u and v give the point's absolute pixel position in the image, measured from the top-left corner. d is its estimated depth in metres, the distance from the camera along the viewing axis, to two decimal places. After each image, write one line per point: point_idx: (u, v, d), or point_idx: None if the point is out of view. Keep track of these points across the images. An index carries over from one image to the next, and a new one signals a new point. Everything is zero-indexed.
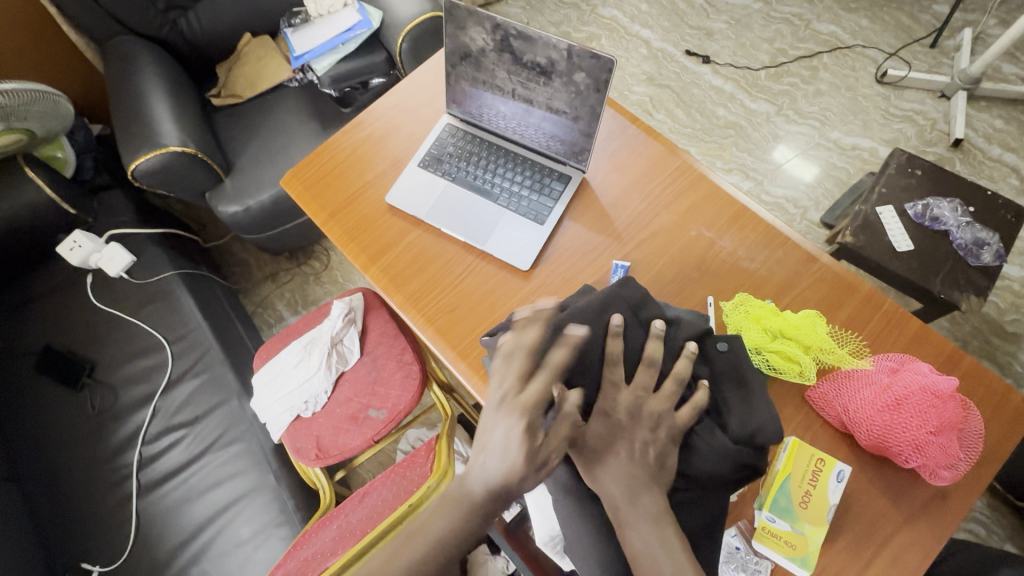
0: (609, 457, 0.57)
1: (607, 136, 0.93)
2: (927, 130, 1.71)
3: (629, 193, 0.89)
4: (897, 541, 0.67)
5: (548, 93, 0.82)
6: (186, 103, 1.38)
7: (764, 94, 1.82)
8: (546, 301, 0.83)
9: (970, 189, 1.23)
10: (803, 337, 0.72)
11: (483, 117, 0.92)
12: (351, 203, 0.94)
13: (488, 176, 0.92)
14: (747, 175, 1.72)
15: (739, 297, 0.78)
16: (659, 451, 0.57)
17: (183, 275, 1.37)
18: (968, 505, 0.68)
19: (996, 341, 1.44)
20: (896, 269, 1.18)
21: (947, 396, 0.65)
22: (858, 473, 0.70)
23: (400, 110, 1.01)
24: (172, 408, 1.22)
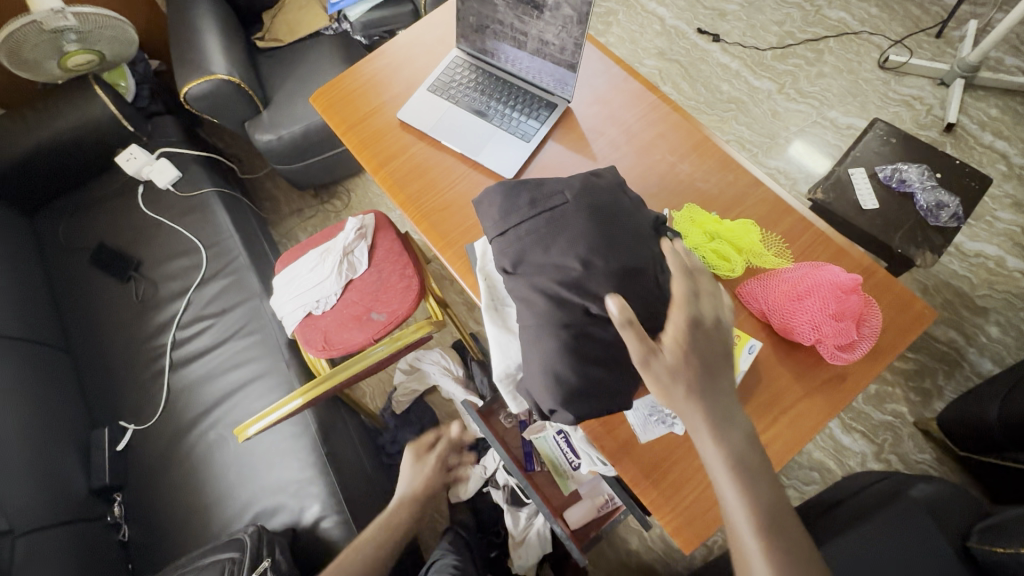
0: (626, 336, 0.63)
1: (592, 73, 1.06)
2: (922, 115, 1.78)
3: (607, 122, 1.02)
4: (795, 409, 0.79)
5: (540, 26, 0.94)
6: (234, 40, 1.55)
7: (768, 72, 1.91)
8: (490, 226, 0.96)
9: (940, 158, 1.32)
10: (736, 239, 0.85)
11: (486, 50, 1.06)
12: (367, 118, 1.09)
13: (486, 102, 1.06)
14: (743, 146, 1.81)
15: (686, 214, 0.89)
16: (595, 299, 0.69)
17: (220, 193, 1.55)
18: (862, 385, 0.79)
19: (964, 311, 1.53)
20: (860, 224, 1.28)
21: (849, 289, 0.77)
22: (773, 355, 0.81)
23: (414, 45, 1.15)
24: (201, 302, 1.41)
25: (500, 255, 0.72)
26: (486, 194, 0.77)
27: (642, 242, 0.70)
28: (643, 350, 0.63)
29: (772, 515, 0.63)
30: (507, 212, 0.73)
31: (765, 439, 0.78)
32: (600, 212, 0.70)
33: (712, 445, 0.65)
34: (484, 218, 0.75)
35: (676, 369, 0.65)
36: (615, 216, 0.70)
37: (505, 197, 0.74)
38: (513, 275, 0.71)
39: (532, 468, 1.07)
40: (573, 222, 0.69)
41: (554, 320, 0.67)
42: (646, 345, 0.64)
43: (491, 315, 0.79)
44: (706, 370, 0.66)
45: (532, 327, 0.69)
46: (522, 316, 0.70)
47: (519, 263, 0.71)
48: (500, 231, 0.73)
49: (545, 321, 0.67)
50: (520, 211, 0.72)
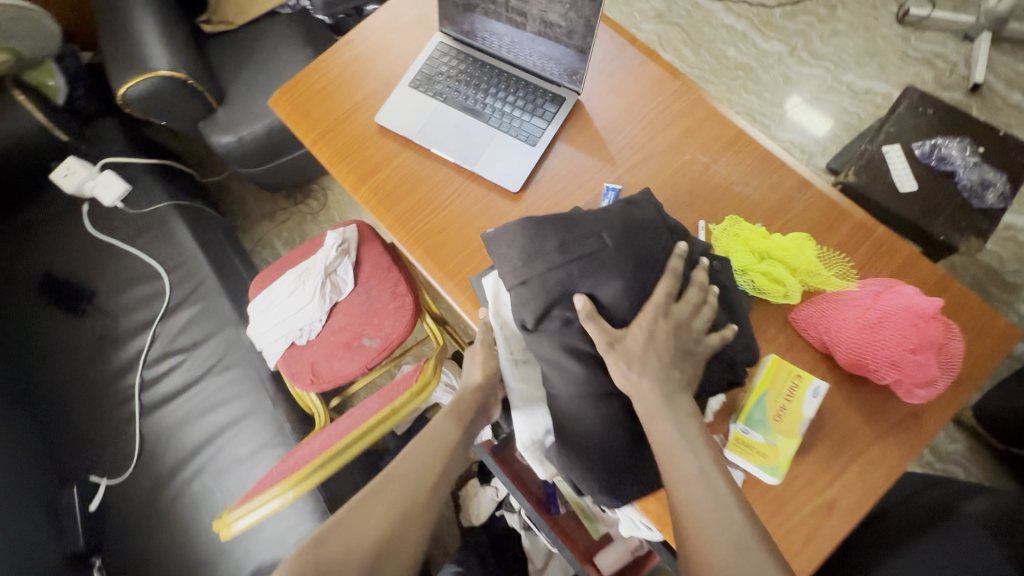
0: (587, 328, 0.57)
1: (604, 56, 0.90)
2: (945, 74, 1.63)
3: (624, 116, 0.87)
4: (866, 456, 0.68)
5: (545, 4, 0.78)
6: (175, 27, 1.33)
7: (777, 33, 1.74)
8: None
9: (981, 130, 1.19)
10: (791, 259, 0.72)
11: (476, 35, 0.89)
12: (341, 122, 0.92)
13: (480, 97, 0.89)
14: (754, 119, 1.66)
15: (729, 229, 0.76)
16: (644, 361, 0.57)
17: (179, 206, 1.37)
18: (940, 423, 0.69)
19: (994, 290, 1.44)
20: (897, 209, 1.15)
21: (929, 316, 0.65)
22: (836, 392, 0.71)
23: (389, 29, 0.97)
24: (169, 334, 1.25)
25: (520, 309, 0.60)
26: (501, 231, 0.63)
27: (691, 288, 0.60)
28: (605, 337, 0.57)
29: (709, 484, 0.52)
30: (531, 256, 0.60)
31: (833, 491, 0.67)
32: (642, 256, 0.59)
33: (669, 422, 0.55)
34: (500, 261, 0.62)
35: (635, 354, 0.57)
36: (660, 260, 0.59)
37: (529, 237, 0.61)
38: (536, 334, 0.60)
39: (557, 510, 0.98)
40: (609, 269, 0.59)
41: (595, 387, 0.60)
42: (611, 332, 0.58)
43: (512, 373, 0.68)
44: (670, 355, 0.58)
45: (574, 396, 0.61)
46: (556, 382, 0.61)
47: (544, 318, 0.60)
48: (523, 279, 0.61)
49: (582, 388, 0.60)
50: (548, 256, 0.60)
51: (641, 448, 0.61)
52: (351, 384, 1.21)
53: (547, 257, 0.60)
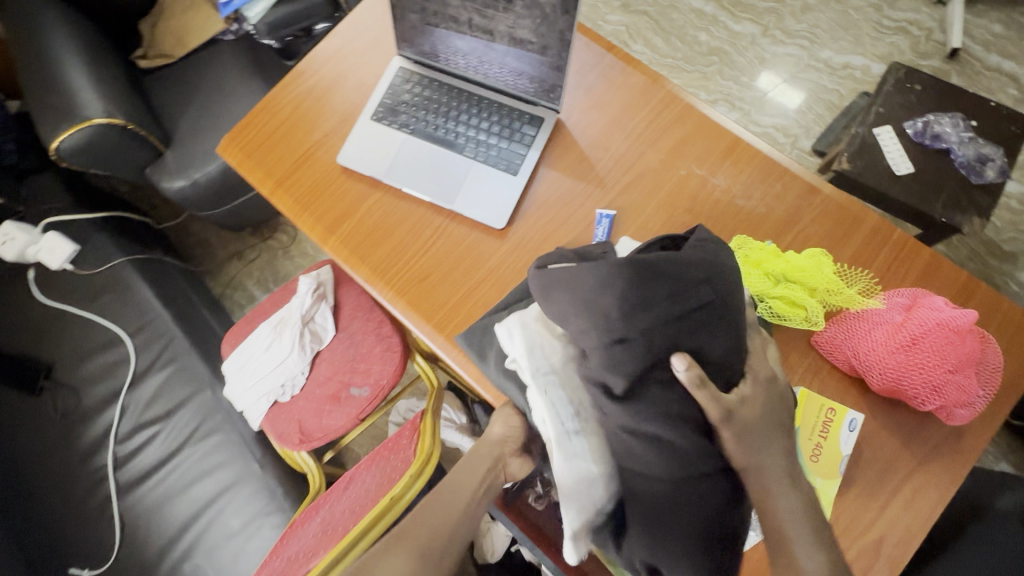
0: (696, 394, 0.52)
1: (580, 67, 0.83)
2: (921, 42, 1.59)
3: (610, 132, 0.80)
4: (910, 485, 0.63)
5: (517, 20, 0.69)
6: (108, 67, 1.22)
7: (748, 14, 1.68)
8: (495, 297, 0.74)
9: (971, 102, 1.15)
10: (809, 279, 0.66)
11: (440, 56, 0.80)
12: (301, 166, 0.83)
13: (451, 125, 0.81)
14: (733, 105, 1.60)
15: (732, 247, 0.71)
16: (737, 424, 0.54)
17: (135, 262, 1.27)
18: (982, 441, 0.64)
19: (992, 262, 1.41)
20: (896, 193, 1.10)
21: (965, 330, 0.60)
22: (871, 418, 0.66)
23: (343, 55, 0.87)
24: (141, 404, 1.16)
25: (610, 375, 0.52)
26: (588, 274, 0.53)
27: (717, 335, 0.54)
28: (719, 404, 0.52)
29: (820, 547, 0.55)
30: (635, 311, 0.51)
31: (880, 529, 0.62)
32: (662, 309, 0.52)
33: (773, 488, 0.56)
34: (594, 313, 0.52)
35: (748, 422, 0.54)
36: (683, 310, 0.52)
37: (633, 285, 0.51)
38: (629, 402, 0.52)
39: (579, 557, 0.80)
40: (632, 325, 0.51)
41: (696, 467, 0.53)
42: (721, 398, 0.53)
43: (573, 441, 0.56)
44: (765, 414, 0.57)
45: (648, 470, 0.53)
46: (641, 457, 0.53)
47: (639, 385, 0.52)
48: (619, 339, 0.51)
49: (682, 468, 0.53)
50: (652, 309, 0.51)
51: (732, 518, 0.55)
52: (343, 437, 1.13)
53: (649, 309, 0.51)
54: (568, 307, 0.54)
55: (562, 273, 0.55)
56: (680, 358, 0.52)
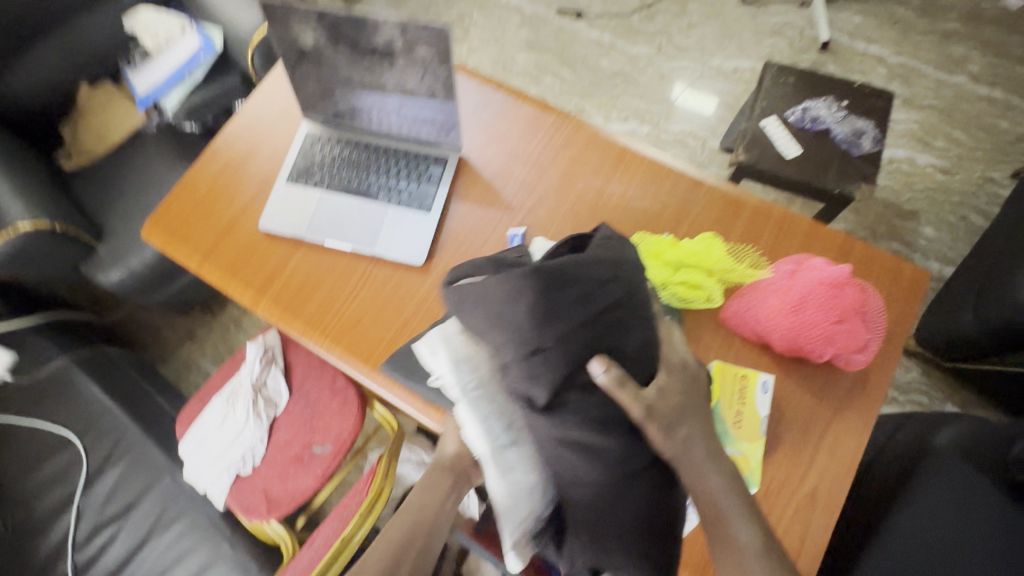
0: (619, 391, 0.53)
1: (476, 107, 0.90)
2: (796, 39, 1.77)
3: (510, 160, 0.86)
4: (830, 435, 0.68)
5: (404, 75, 0.76)
6: (32, 172, 1.23)
7: (641, 36, 1.83)
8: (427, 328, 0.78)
9: (839, 86, 1.29)
10: (702, 262, 0.72)
11: (343, 116, 0.86)
12: (225, 236, 0.86)
13: (363, 176, 0.86)
14: (643, 119, 1.73)
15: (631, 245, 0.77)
16: (660, 416, 0.56)
17: (79, 359, 1.25)
18: (884, 381, 0.70)
19: (897, 222, 1.53)
20: (791, 175, 1.21)
21: (844, 284, 0.66)
22: (784, 379, 0.71)
23: (255, 128, 0.92)
24: (98, 505, 1.12)
25: (535, 387, 0.53)
26: (501, 284, 0.55)
27: (630, 329, 0.57)
28: (641, 401, 0.54)
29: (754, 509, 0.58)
30: (549, 317, 0.53)
31: (810, 480, 0.66)
32: (572, 310, 0.54)
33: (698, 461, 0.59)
34: (512, 325, 0.54)
35: (670, 413, 0.57)
36: (588, 306, 0.55)
37: (545, 295, 0.54)
38: (554, 412, 0.53)
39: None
40: (544, 329, 0.53)
41: (632, 470, 0.56)
42: (642, 395, 0.55)
43: (511, 458, 0.58)
44: (685, 397, 0.60)
45: (578, 475, 0.55)
46: (573, 463, 0.54)
47: (562, 392, 0.53)
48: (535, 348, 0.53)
49: (620, 465, 0.55)
50: (564, 315, 0.54)
51: (666, 507, 0.58)
52: (314, 498, 1.11)
53: (561, 316, 0.54)
54: (484, 320, 0.55)
55: (477, 289, 0.56)
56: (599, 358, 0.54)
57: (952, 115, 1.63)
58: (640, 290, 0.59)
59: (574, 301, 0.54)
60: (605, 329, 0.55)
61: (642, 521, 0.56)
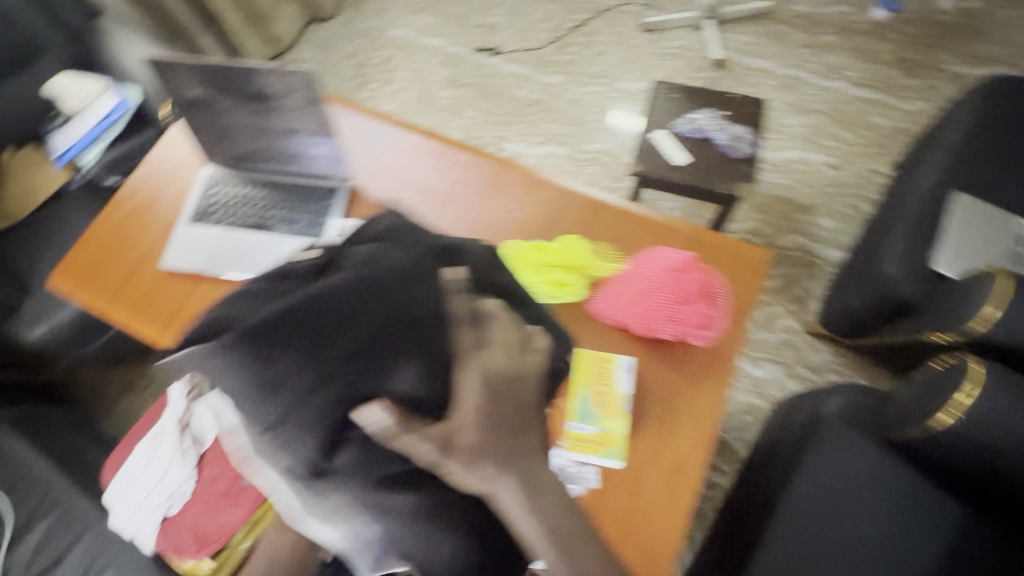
0: (392, 438, 0.45)
1: (366, 141, 0.99)
2: (693, 59, 1.93)
3: (398, 186, 0.94)
4: (696, 406, 0.75)
5: (296, 117, 0.84)
6: None
7: (554, 67, 1.97)
8: None
9: (718, 98, 1.42)
10: (565, 261, 0.80)
11: (239, 159, 0.94)
12: (129, 278, 0.91)
13: (259, 211, 0.92)
14: (560, 142, 1.84)
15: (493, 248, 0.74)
16: (469, 448, 0.46)
17: (5, 418, 1.25)
18: (736, 352, 0.78)
19: (797, 215, 1.66)
20: (681, 180, 1.32)
21: (683, 270, 0.76)
22: (647, 359, 0.78)
23: (159, 175, 0.99)
24: (22, 565, 1.10)
25: (290, 457, 0.46)
26: (213, 355, 0.48)
27: (393, 353, 0.48)
28: (429, 443, 0.45)
29: None
30: (271, 380, 0.47)
31: (678, 452, 0.72)
32: (305, 356, 0.47)
33: None
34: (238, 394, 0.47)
35: (483, 445, 0.47)
36: (322, 347, 0.47)
37: (261, 349, 0.47)
38: (323, 477, 0.46)
39: None
40: (274, 390, 0.47)
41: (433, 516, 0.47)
42: (433, 433, 0.45)
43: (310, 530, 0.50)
44: (512, 424, 0.49)
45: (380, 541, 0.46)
46: (367, 528, 0.46)
47: (325, 454, 0.46)
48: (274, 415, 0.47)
49: (427, 516, 0.47)
50: (294, 364, 0.47)
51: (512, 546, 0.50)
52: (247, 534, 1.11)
53: (290, 370, 0.47)
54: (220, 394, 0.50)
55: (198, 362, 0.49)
56: (374, 401, 0.47)
57: (837, 117, 1.79)
58: (400, 304, 0.50)
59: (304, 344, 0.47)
60: (360, 363, 0.47)
61: (462, 573, 0.48)
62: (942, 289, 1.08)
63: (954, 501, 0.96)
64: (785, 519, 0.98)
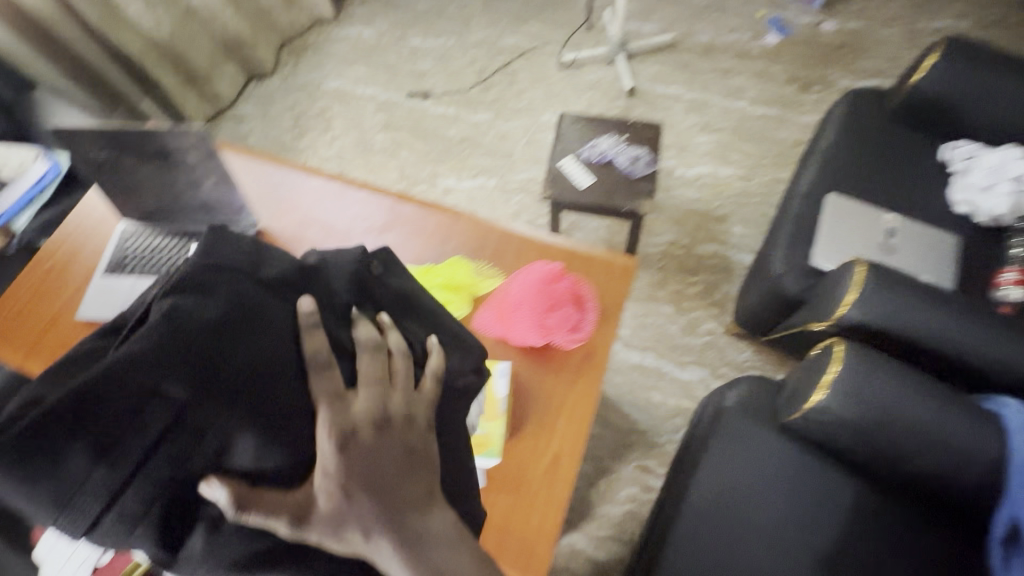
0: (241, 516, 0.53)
1: (274, 187, 1.07)
2: (609, 90, 2.08)
3: (304, 227, 1.02)
4: (571, 403, 0.83)
5: (200, 170, 0.92)
6: None
7: (482, 105, 2.10)
8: None
9: (620, 124, 1.54)
10: (449, 283, 0.90)
11: (151, 212, 1.01)
12: (48, 331, 0.95)
13: (173, 259, 0.99)
14: (490, 174, 1.95)
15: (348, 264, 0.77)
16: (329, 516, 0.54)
17: None
18: (606, 351, 0.87)
19: (712, 225, 1.78)
20: (588, 201, 1.42)
21: (548, 282, 0.86)
22: (526, 363, 0.86)
23: (78, 232, 1.05)
24: None
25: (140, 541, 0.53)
26: None
27: (216, 432, 0.55)
28: (281, 517, 0.53)
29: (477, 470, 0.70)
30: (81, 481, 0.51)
31: (554, 450, 0.80)
32: (120, 452, 0.52)
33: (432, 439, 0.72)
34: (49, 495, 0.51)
35: (342, 513, 0.55)
36: (140, 442, 0.52)
37: (60, 455, 0.50)
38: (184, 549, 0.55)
39: None
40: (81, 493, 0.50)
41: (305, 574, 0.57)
42: (286, 506, 0.54)
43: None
44: (372, 488, 0.56)
45: None
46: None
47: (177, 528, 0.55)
48: (92, 517, 0.51)
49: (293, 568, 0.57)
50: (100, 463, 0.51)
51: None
52: None
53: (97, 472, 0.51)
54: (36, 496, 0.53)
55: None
56: (210, 479, 0.54)
57: (742, 133, 1.94)
58: (218, 377, 0.56)
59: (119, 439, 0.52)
60: (186, 451, 0.54)
61: None
62: (820, 281, 1.19)
63: (830, 467, 1.03)
64: (692, 512, 1.02)
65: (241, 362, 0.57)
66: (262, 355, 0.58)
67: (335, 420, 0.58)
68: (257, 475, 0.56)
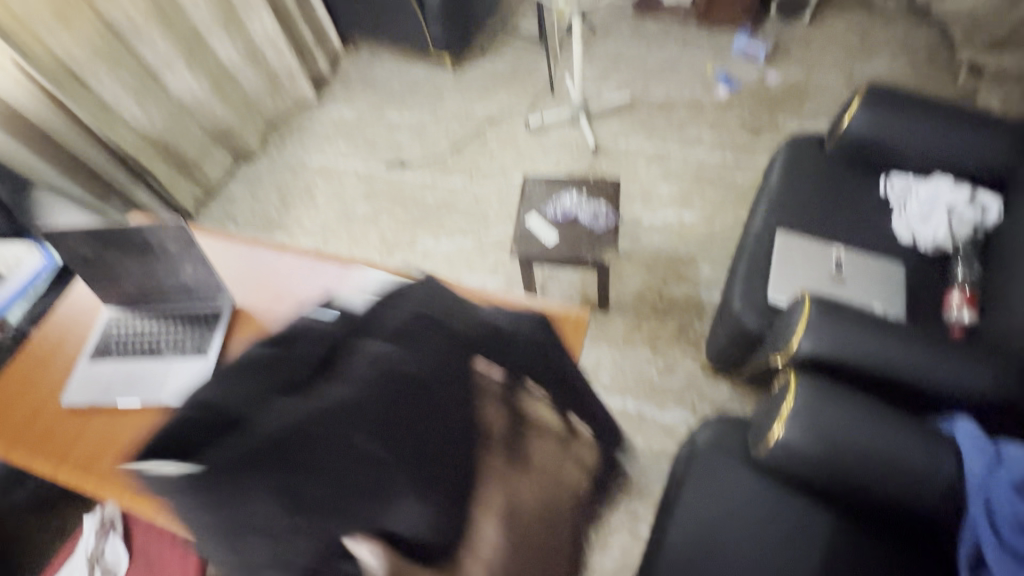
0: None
1: (250, 267, 1.14)
2: (574, 148, 2.22)
3: (278, 303, 1.09)
4: None
5: (178, 258, 0.99)
6: None
7: (456, 171, 2.23)
8: None
9: (581, 181, 1.64)
10: None
11: (135, 298, 1.07)
12: (32, 421, 0.99)
13: (155, 342, 1.05)
14: (467, 234, 2.05)
15: (519, 325, 0.72)
16: None
17: None
18: None
19: (680, 267, 1.85)
20: (555, 256, 1.50)
21: None
22: None
23: (65, 322, 1.11)
24: None
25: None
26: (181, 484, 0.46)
27: (402, 504, 0.51)
28: None
29: None
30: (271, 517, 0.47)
31: None
32: (316, 505, 0.47)
33: None
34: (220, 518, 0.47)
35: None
36: (335, 504, 0.48)
37: (262, 493, 0.46)
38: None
39: None
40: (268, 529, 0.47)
41: None
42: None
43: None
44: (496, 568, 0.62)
45: None
46: None
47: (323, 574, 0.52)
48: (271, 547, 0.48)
49: None
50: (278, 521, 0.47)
51: None
52: None
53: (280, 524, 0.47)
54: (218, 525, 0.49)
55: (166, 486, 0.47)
56: (375, 544, 0.52)
57: (701, 179, 2.06)
58: (416, 447, 0.52)
59: (317, 493, 0.47)
60: (371, 516, 0.49)
61: None
62: (775, 320, 1.24)
63: (797, 498, 1.04)
64: (670, 556, 1.02)
65: (447, 432, 0.55)
66: (462, 425, 0.57)
67: (504, 506, 0.62)
68: (416, 546, 0.54)
